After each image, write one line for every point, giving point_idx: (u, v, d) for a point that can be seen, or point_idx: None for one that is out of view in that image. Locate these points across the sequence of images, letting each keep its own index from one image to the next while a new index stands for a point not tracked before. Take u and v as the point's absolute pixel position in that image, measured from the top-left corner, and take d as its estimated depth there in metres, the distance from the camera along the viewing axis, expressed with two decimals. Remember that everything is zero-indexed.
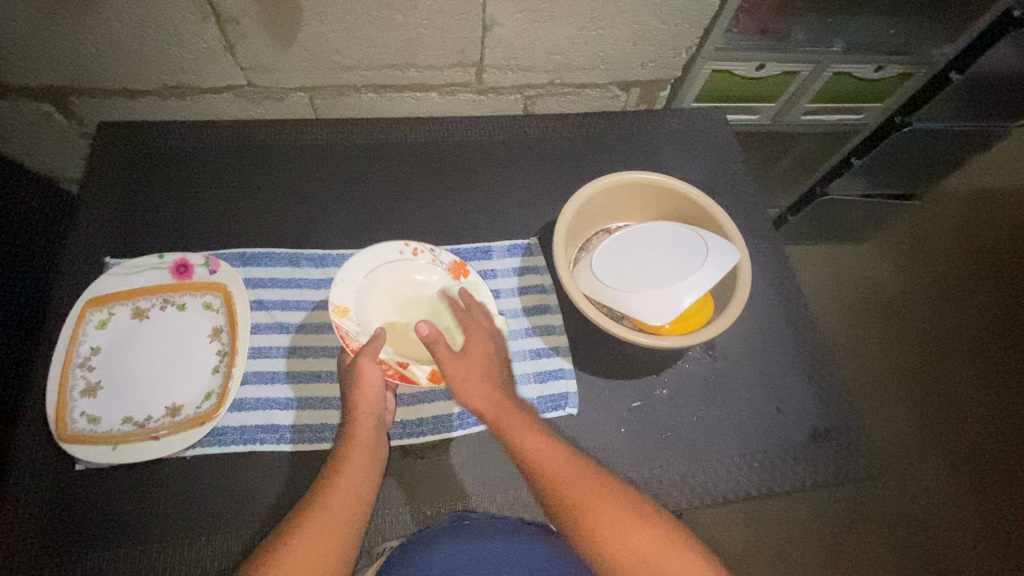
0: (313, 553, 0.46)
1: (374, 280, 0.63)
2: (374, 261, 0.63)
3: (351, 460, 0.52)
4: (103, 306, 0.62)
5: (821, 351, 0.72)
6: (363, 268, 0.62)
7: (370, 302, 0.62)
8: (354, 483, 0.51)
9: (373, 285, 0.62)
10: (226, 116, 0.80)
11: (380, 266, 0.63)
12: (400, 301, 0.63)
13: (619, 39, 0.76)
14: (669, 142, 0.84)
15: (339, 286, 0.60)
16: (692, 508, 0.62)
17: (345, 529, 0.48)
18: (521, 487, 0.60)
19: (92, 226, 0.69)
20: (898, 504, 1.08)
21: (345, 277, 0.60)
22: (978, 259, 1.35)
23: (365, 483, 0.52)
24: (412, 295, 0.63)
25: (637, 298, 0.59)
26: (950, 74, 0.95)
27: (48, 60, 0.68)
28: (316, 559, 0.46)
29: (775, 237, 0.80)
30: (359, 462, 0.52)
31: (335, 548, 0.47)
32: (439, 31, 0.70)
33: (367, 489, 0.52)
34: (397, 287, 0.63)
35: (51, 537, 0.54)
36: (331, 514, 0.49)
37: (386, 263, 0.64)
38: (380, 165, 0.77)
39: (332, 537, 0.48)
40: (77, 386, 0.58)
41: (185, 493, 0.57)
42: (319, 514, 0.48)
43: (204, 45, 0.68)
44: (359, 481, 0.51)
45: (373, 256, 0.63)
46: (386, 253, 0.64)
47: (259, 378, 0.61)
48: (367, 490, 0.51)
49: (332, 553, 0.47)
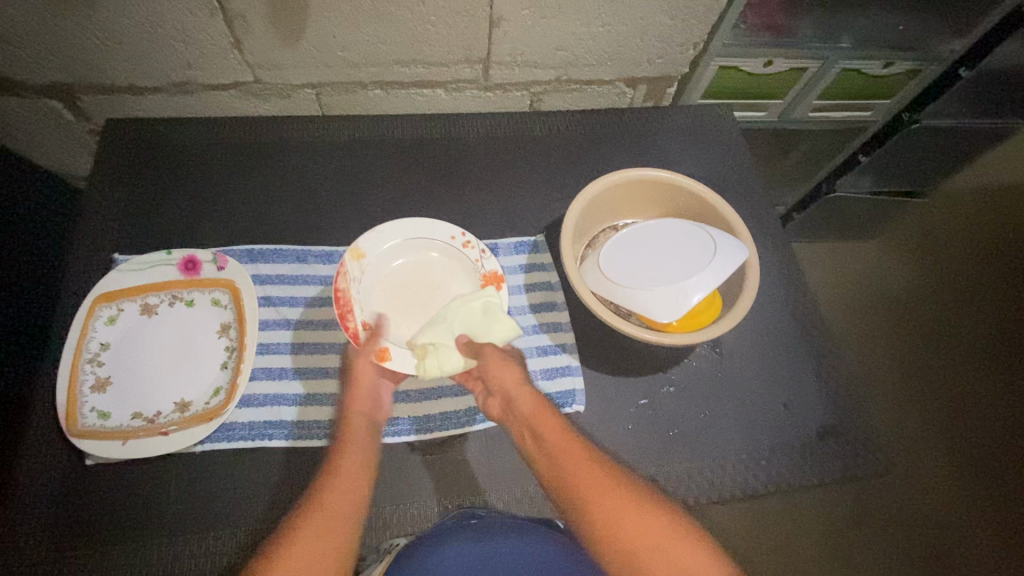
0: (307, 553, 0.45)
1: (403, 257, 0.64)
2: (426, 231, 0.65)
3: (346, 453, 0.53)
4: (112, 302, 0.62)
5: (829, 349, 0.71)
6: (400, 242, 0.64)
7: (386, 273, 0.63)
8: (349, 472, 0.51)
9: (406, 250, 0.64)
10: (232, 112, 0.80)
11: (426, 238, 0.65)
12: (419, 278, 0.64)
13: (626, 35, 0.75)
14: (676, 139, 0.84)
15: (374, 235, 0.63)
16: (699, 505, 0.62)
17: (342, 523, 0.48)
18: (528, 484, 0.60)
19: (99, 222, 0.69)
20: (905, 504, 1.07)
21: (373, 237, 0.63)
22: (985, 255, 1.34)
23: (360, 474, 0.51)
24: (430, 284, 0.64)
25: (646, 296, 0.59)
26: (960, 70, 0.94)
27: (57, 56, 0.69)
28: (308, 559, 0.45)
29: (782, 234, 0.80)
30: (353, 452, 0.53)
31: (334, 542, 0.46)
32: (446, 28, 0.70)
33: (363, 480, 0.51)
34: (422, 266, 0.65)
35: (61, 531, 0.54)
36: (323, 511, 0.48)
37: (430, 240, 0.65)
38: (388, 162, 0.77)
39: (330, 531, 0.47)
40: (87, 382, 0.58)
41: (192, 489, 0.57)
42: (315, 510, 0.48)
43: (211, 41, 0.68)
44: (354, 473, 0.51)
45: (428, 228, 0.65)
46: (440, 232, 0.65)
47: (267, 374, 0.62)
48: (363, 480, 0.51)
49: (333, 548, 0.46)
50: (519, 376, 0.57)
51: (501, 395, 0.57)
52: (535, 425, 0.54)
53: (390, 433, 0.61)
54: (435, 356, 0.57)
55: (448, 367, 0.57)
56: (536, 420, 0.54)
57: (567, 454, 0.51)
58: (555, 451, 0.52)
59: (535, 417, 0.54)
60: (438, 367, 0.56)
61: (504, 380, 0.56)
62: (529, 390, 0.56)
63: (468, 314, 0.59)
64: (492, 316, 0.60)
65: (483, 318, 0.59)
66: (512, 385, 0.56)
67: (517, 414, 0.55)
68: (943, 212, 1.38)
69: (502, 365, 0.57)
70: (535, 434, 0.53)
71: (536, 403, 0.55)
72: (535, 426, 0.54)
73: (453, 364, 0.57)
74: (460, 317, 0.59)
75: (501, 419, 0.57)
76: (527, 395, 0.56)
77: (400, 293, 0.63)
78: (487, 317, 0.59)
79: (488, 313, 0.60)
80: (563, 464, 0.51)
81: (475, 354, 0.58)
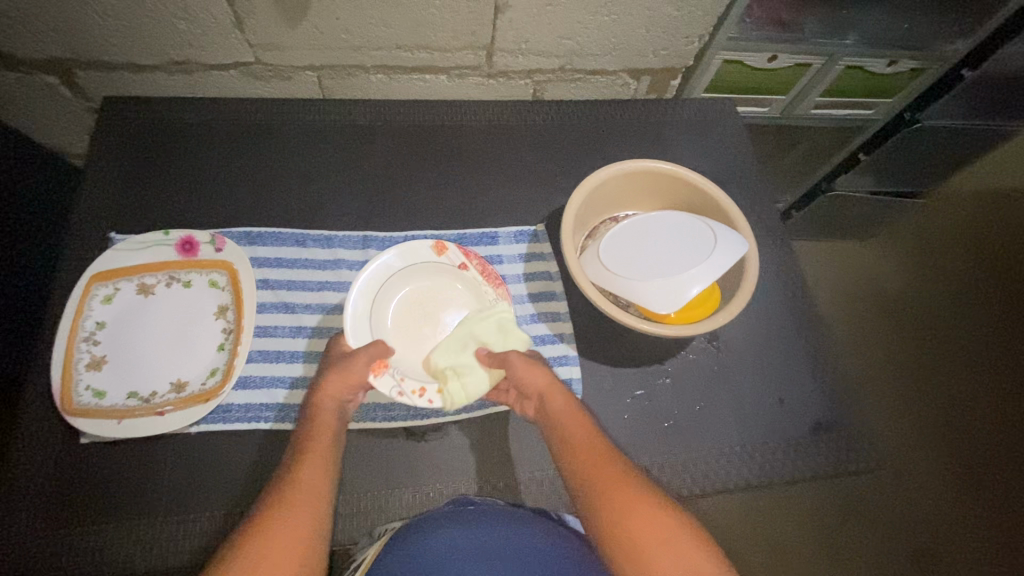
0: (285, 540, 0.43)
1: (441, 280, 0.64)
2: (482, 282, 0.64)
3: (316, 443, 0.51)
4: (109, 280, 0.62)
5: (824, 344, 0.72)
6: (444, 272, 0.64)
7: (443, 288, 0.64)
8: (315, 469, 0.49)
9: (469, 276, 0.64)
10: (232, 93, 0.79)
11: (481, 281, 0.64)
12: (451, 306, 0.63)
13: (632, 25, 0.75)
14: (678, 132, 0.84)
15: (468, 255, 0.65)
16: (692, 496, 0.62)
17: (311, 517, 0.45)
18: (523, 471, 0.61)
19: (95, 201, 0.69)
20: (893, 498, 1.09)
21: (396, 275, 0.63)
22: (980, 257, 1.34)
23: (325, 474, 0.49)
24: (444, 311, 0.63)
25: (644, 287, 0.59)
26: (961, 70, 0.95)
27: (57, 32, 0.68)
28: (288, 542, 0.43)
29: (781, 229, 0.80)
30: (321, 449, 0.51)
31: (295, 542, 0.43)
32: (451, 12, 0.70)
33: (327, 480, 0.49)
34: (456, 298, 0.64)
35: (52, 508, 0.54)
36: (298, 500, 0.46)
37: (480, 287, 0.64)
38: (388, 146, 0.77)
39: (293, 528, 0.44)
40: (82, 360, 0.58)
41: (186, 469, 0.57)
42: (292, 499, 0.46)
43: (213, 20, 0.67)
44: (322, 470, 0.49)
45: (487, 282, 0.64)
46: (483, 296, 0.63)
47: (264, 357, 0.62)
48: (329, 475, 0.50)
49: (292, 548, 0.43)
50: (550, 377, 0.57)
51: (535, 397, 0.57)
52: (564, 426, 0.54)
53: (388, 418, 0.61)
54: (456, 379, 0.57)
55: (469, 390, 0.57)
56: (562, 419, 0.55)
57: (592, 454, 0.51)
58: (577, 447, 0.52)
59: (566, 418, 0.55)
60: (463, 391, 0.57)
61: (537, 382, 0.57)
62: (560, 390, 0.57)
63: (483, 330, 0.60)
64: (507, 331, 0.61)
65: (500, 334, 0.60)
66: (545, 386, 0.57)
67: (547, 412, 0.56)
68: (939, 213, 1.38)
69: (532, 368, 0.58)
70: (563, 432, 0.54)
71: (568, 403, 0.56)
72: (561, 424, 0.54)
73: (477, 386, 0.58)
74: (473, 336, 0.60)
75: (535, 420, 0.58)
76: (557, 396, 0.56)
77: (421, 322, 0.62)
78: (503, 332, 0.60)
79: (503, 329, 0.61)
80: (588, 460, 0.51)
81: (498, 367, 0.58)
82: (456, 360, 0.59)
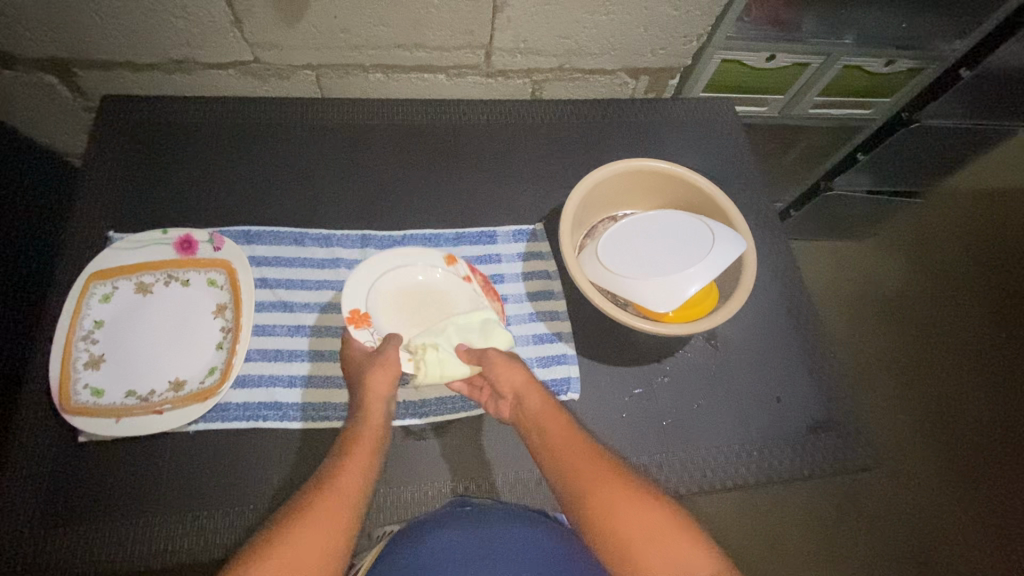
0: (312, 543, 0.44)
1: (434, 277, 0.64)
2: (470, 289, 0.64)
3: (359, 441, 0.52)
4: (108, 279, 0.62)
5: (822, 342, 0.72)
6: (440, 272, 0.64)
7: (436, 285, 0.64)
8: (356, 468, 0.50)
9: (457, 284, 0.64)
10: (230, 92, 0.79)
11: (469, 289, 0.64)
12: (439, 302, 0.63)
13: (630, 24, 0.75)
14: (676, 132, 0.84)
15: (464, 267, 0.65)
16: (690, 495, 0.62)
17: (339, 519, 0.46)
18: (522, 469, 0.61)
19: (93, 200, 0.69)
20: (890, 497, 1.09)
21: (397, 264, 0.63)
22: (977, 257, 1.35)
23: (364, 469, 0.50)
24: (434, 305, 0.63)
25: (642, 286, 0.59)
26: (961, 69, 0.94)
27: (56, 30, 0.68)
28: (317, 543, 0.44)
29: (780, 228, 0.80)
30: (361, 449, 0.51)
31: (318, 540, 0.44)
32: (449, 11, 0.70)
33: (365, 479, 0.50)
34: (444, 297, 0.63)
35: (51, 507, 0.54)
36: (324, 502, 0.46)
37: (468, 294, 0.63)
38: (387, 145, 0.77)
39: (323, 530, 0.45)
40: (80, 359, 0.58)
41: (185, 468, 0.57)
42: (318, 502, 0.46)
43: (211, 19, 0.67)
44: (357, 469, 0.50)
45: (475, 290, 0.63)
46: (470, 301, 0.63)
47: (263, 356, 0.62)
48: (368, 474, 0.50)
49: (323, 548, 0.44)
50: (527, 376, 0.57)
51: (510, 396, 0.57)
52: (542, 426, 0.54)
53: None
54: (433, 359, 0.56)
55: (443, 371, 0.56)
56: (544, 420, 0.54)
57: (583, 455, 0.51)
58: (557, 448, 0.52)
59: (542, 418, 0.54)
60: (437, 371, 0.56)
61: (514, 381, 0.56)
62: (536, 388, 0.56)
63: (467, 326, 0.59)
64: (491, 330, 0.60)
65: (482, 332, 0.60)
66: (521, 385, 0.56)
67: (525, 413, 0.55)
68: (936, 213, 1.39)
69: (510, 365, 0.57)
70: (542, 433, 0.54)
71: (545, 403, 0.55)
72: (541, 425, 0.54)
73: (454, 368, 0.57)
74: (457, 328, 0.59)
75: (511, 419, 0.57)
76: (534, 395, 0.56)
77: (409, 309, 0.62)
78: (486, 330, 0.60)
79: (486, 328, 0.60)
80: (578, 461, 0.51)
81: (476, 361, 0.57)
82: (437, 342, 0.58)
